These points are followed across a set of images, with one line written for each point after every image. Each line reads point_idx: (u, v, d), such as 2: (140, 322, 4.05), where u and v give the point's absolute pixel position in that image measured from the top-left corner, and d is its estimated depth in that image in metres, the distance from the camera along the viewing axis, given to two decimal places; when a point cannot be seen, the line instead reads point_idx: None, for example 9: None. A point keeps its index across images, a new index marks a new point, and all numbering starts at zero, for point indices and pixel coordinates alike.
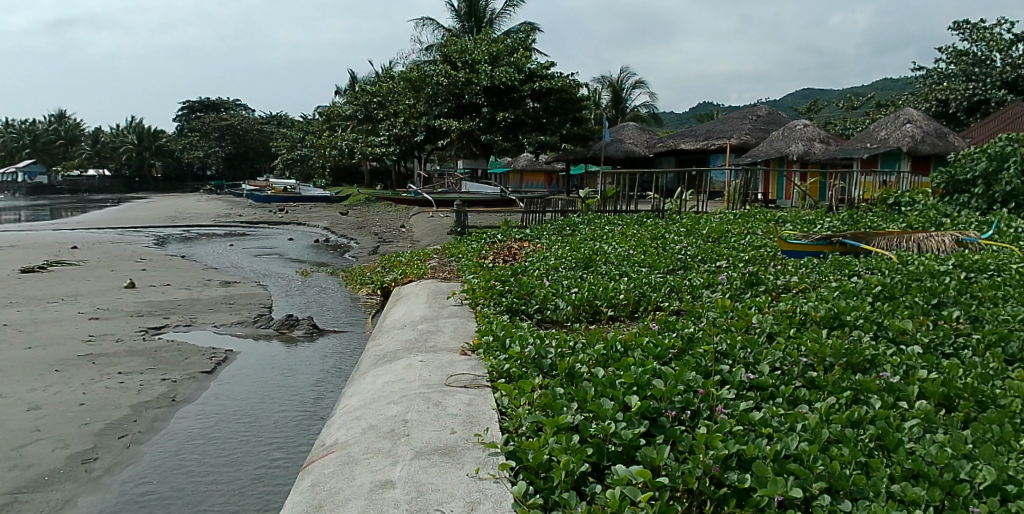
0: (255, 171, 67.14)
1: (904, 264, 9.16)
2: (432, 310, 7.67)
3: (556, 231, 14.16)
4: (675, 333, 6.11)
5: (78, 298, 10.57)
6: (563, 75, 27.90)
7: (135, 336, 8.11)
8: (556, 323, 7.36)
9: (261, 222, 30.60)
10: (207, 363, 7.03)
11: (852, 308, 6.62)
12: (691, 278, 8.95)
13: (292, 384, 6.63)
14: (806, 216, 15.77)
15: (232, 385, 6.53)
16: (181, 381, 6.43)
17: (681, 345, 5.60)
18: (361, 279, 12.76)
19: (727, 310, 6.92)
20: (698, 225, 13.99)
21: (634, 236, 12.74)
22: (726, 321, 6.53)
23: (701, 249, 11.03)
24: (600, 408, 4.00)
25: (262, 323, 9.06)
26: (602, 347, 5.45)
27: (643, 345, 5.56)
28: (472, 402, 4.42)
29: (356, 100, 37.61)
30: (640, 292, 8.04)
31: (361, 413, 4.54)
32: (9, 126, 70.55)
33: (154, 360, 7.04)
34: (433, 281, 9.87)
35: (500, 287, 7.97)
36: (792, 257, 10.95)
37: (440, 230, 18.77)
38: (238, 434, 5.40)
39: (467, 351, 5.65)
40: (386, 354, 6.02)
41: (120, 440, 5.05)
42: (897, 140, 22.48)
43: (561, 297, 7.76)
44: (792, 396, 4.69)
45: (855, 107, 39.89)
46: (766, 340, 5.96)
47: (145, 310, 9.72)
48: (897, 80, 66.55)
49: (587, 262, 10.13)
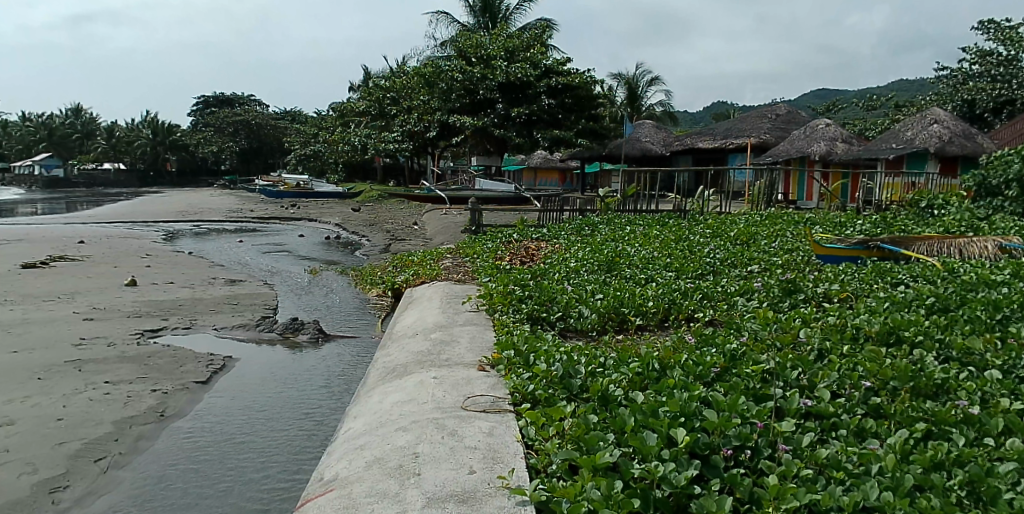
0: (268, 167, 66.87)
1: (952, 272, 8.48)
2: (447, 316, 7.11)
3: (574, 231, 13.57)
4: (716, 347, 5.55)
5: (76, 296, 10.10)
6: (579, 71, 27.31)
7: (128, 339, 7.58)
8: (580, 332, 6.79)
9: (273, 218, 30.22)
10: (202, 372, 6.51)
11: (910, 322, 5.98)
12: (723, 284, 8.35)
13: (294, 397, 6.09)
14: (836, 218, 15.09)
15: (227, 398, 5.99)
16: (174, 393, 5.90)
17: (724, 363, 5.05)
18: (371, 279, 12.21)
19: (770, 320, 6.34)
20: (724, 226, 13.39)
21: (658, 237, 12.17)
22: (770, 335, 5.94)
23: (730, 252, 10.40)
24: (644, 446, 3.45)
25: (266, 326, 8.53)
26: (638, 364, 4.89)
27: (683, 362, 5.01)
28: (493, 432, 3.86)
29: (369, 95, 37.19)
30: (670, 298, 7.46)
31: (365, 441, 3.98)
32: (26, 120, 70.88)
33: (145, 368, 6.51)
34: (447, 283, 9.29)
35: (519, 292, 7.36)
36: (826, 261, 10.27)
37: (453, 228, 18.27)
38: (229, 456, 4.85)
39: (485, 367, 5.09)
40: (395, 368, 5.45)
41: (96, 463, 4.53)
42: (923, 140, 21.70)
43: (585, 303, 7.18)
44: (858, 428, 4.16)
45: (875, 107, 39.05)
46: (817, 359, 5.39)
47: (143, 311, 9.21)
48: (914, 81, 66.03)
49: (610, 265, 9.52)
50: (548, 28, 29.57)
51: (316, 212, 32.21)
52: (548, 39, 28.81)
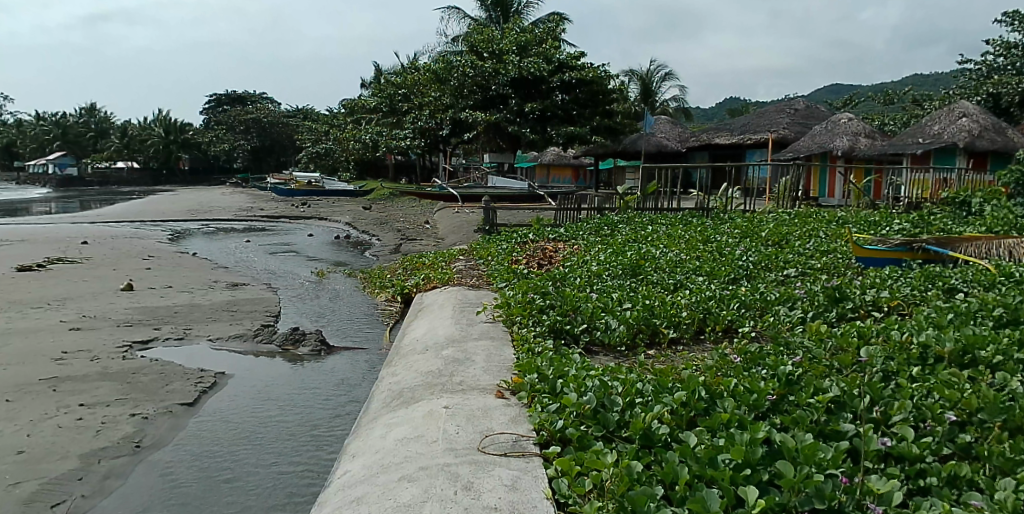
0: (280, 164, 66.55)
1: (1011, 277, 7.72)
2: (459, 329, 6.44)
3: (593, 232, 12.87)
4: (768, 368, 4.85)
5: (66, 303, 9.54)
6: (594, 65, 26.54)
7: (114, 353, 6.98)
8: (607, 347, 6.16)
9: (282, 217, 29.74)
10: (189, 392, 5.89)
11: (985, 338, 5.22)
12: (762, 290, 7.65)
13: (289, 423, 5.45)
14: (869, 217, 14.32)
15: (215, 423, 5.38)
16: (156, 417, 5.28)
17: (779, 390, 4.39)
18: (380, 282, 11.58)
19: (823, 336, 5.64)
20: (752, 225, 12.66)
21: (683, 237, 11.49)
22: (825, 354, 5.24)
23: (764, 254, 9.70)
24: (706, 511, 2.80)
25: (264, 337, 7.89)
26: (683, 390, 4.22)
27: (734, 390, 4.34)
28: (516, 485, 3.22)
29: (380, 92, 36.60)
30: (705, 308, 6.80)
31: (362, 491, 3.34)
32: (41, 119, 71.01)
33: (128, 387, 5.89)
34: (460, 289, 8.65)
35: (540, 300, 6.67)
36: (866, 264, 9.54)
37: (466, 228, 17.67)
38: (210, 499, 4.24)
39: (505, 394, 4.42)
40: (401, 391, 4.80)
41: (54, 511, 3.96)
42: (952, 135, 20.84)
43: (612, 314, 6.51)
44: (951, 476, 3.48)
45: (896, 102, 38.07)
46: (888, 384, 4.67)
47: (135, 319, 8.62)
48: (932, 78, 65.06)
49: (635, 268, 8.81)
50: (561, 23, 28.92)
51: (327, 210, 31.71)
52: (561, 34, 28.21)
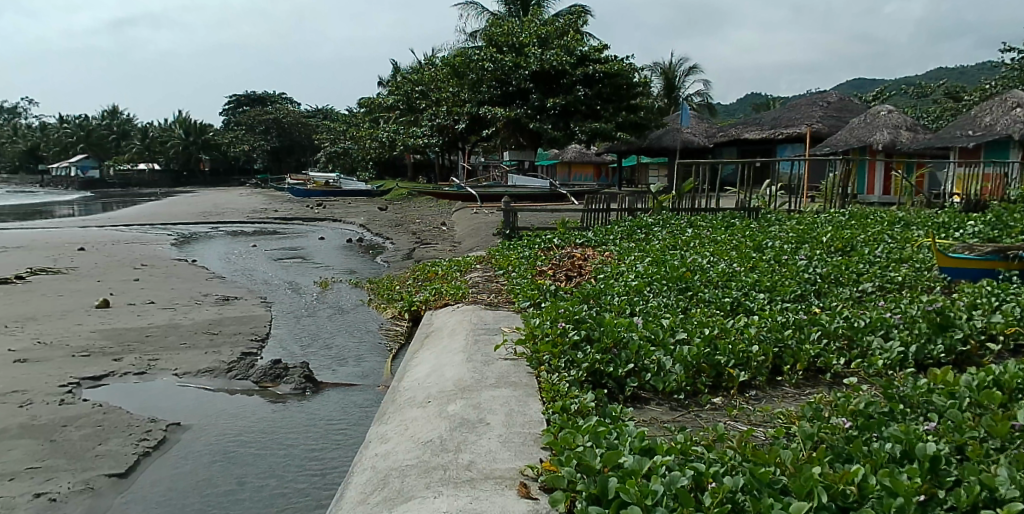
0: (300, 165, 65.68)
1: None
2: (472, 370, 5.08)
3: (625, 236, 11.51)
4: (897, 442, 3.47)
5: (24, 324, 8.34)
6: (619, 57, 25.10)
7: (53, 395, 5.72)
8: (662, 395, 4.80)
9: (295, 219, 28.62)
10: (125, 456, 4.62)
11: None
12: (844, 311, 6.18)
13: (243, 505, 4.14)
14: (934, 217, 12.75)
15: (146, 505, 4.10)
16: (68, 497, 4.04)
17: (926, 486, 3.05)
18: (388, 295, 10.30)
19: (955, 387, 4.21)
20: (806, 229, 11.22)
21: (730, 242, 10.09)
22: (968, 418, 3.83)
23: (832, 263, 8.25)
24: None
25: (239, 372, 6.55)
26: (796, 492, 2.86)
27: (864, 488, 2.99)
28: None
29: (398, 90, 35.35)
30: (779, 338, 5.44)
31: None
32: (64, 122, 70.88)
33: (50, 448, 4.64)
34: (475, 309, 7.31)
35: (573, 330, 5.28)
36: (952, 276, 7.98)
37: (483, 231, 16.33)
38: None
39: (532, 490, 3.08)
40: (388, 475, 3.48)
41: None
42: (1005, 125, 18.85)
43: (665, 349, 5.14)
44: None
45: (928, 95, 36.30)
46: None
47: (95, 347, 7.35)
48: (955, 70, 63.43)
49: (683, 281, 7.41)
50: (583, 14, 27.54)
51: (342, 211, 30.65)
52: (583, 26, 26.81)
